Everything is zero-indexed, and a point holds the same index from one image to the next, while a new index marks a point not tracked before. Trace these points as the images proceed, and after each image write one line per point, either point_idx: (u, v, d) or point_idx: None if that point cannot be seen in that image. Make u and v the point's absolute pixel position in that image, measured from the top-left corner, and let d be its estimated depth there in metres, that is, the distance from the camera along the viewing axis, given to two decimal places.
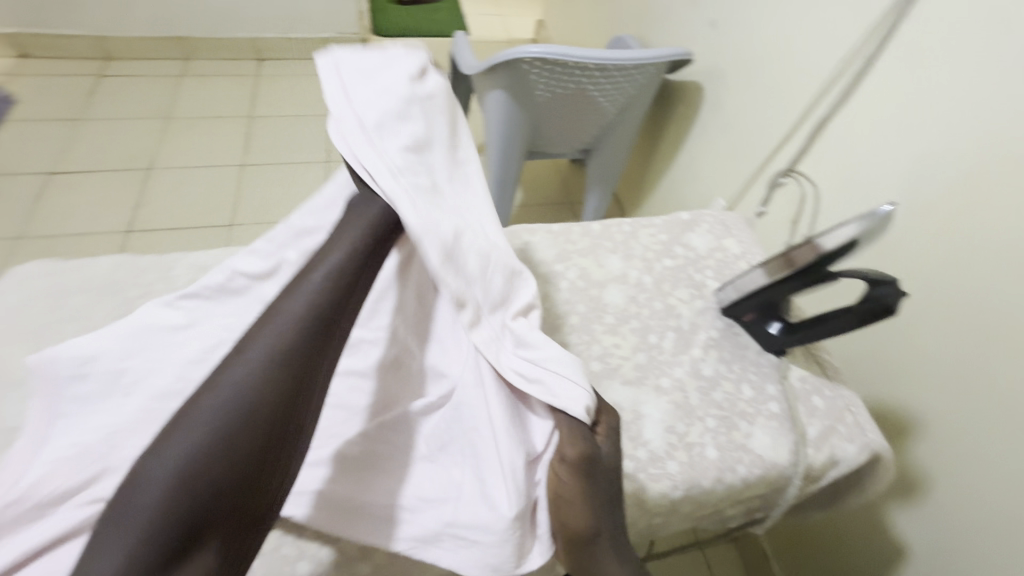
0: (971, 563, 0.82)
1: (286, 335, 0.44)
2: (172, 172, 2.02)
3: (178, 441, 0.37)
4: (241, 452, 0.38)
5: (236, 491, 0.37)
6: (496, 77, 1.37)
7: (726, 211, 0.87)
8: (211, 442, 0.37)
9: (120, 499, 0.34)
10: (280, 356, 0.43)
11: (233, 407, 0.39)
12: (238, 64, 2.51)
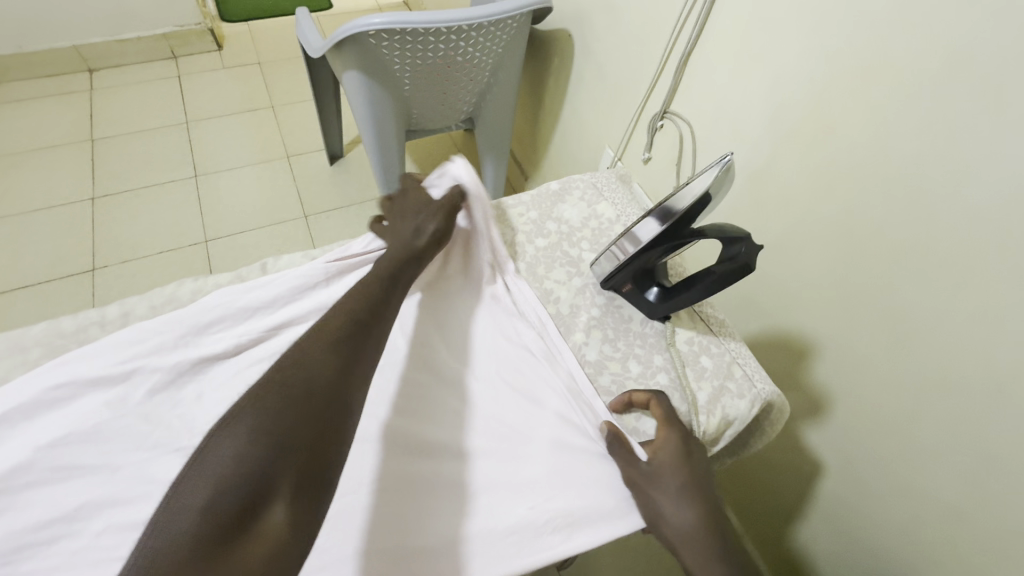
0: (876, 468, 0.86)
1: (326, 349, 0.54)
2: (7, 223, 1.74)
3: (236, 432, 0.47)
4: (287, 437, 0.47)
5: (287, 468, 0.46)
6: (345, 57, 1.23)
7: (600, 172, 0.82)
8: (265, 429, 0.47)
9: (195, 475, 0.44)
10: (322, 363, 0.52)
11: (279, 406, 0.48)
12: (65, 80, 2.16)
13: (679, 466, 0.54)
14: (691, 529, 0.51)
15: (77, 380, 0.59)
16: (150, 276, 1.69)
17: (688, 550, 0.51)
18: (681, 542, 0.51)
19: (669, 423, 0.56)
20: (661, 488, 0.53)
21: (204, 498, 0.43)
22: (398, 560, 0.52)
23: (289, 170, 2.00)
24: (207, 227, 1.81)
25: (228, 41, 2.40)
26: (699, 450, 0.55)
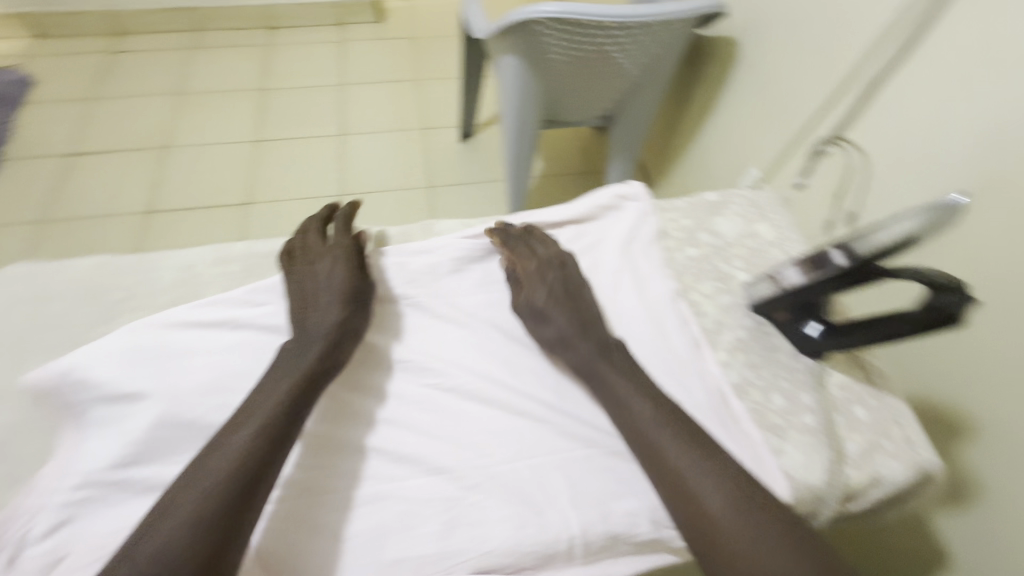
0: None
1: (292, 363, 0.55)
2: (186, 150, 2.00)
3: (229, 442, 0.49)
4: (267, 445, 0.49)
5: (260, 477, 0.47)
6: (507, 40, 1.26)
7: (761, 190, 0.78)
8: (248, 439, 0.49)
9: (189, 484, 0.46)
10: (293, 373, 0.54)
11: (264, 418, 0.50)
12: (248, 33, 2.44)
13: (614, 365, 0.55)
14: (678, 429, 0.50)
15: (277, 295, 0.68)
16: (290, 218, 1.86)
17: (661, 433, 0.50)
18: (652, 428, 0.50)
19: (576, 325, 0.58)
20: (622, 385, 0.54)
21: (146, 557, 0.41)
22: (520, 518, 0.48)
23: (422, 142, 2.11)
24: (343, 182, 1.97)
25: (387, 16, 2.57)
26: (597, 342, 0.57)
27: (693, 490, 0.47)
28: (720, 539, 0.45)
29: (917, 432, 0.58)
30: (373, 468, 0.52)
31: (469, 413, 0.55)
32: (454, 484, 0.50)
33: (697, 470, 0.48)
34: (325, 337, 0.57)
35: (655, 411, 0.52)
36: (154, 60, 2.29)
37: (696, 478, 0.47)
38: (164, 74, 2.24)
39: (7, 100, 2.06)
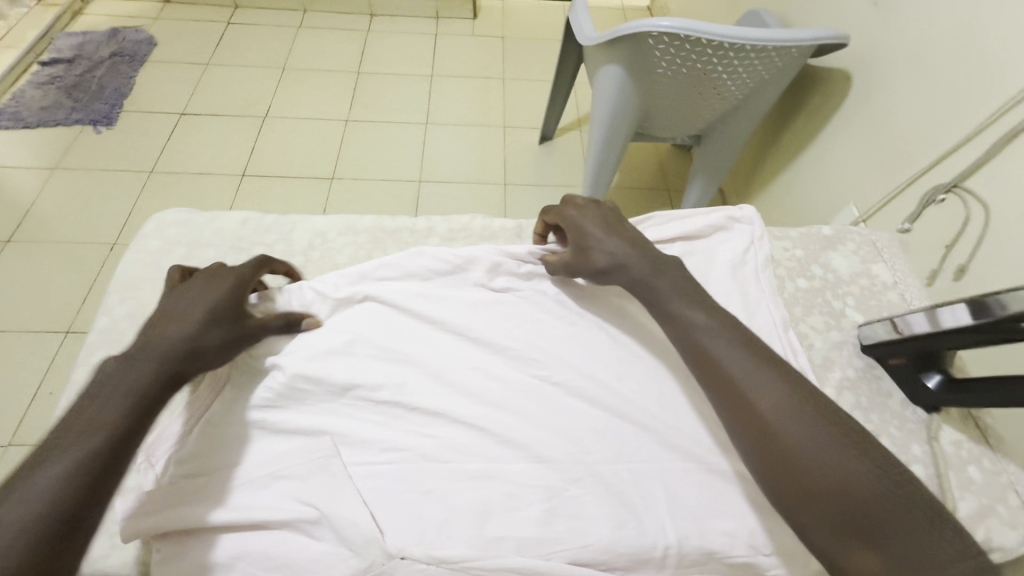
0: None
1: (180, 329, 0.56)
2: (283, 122, 2.12)
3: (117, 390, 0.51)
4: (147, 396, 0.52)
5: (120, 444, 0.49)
6: (616, 50, 1.27)
7: (878, 231, 0.76)
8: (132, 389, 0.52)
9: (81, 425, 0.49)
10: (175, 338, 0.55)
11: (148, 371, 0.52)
12: (350, 18, 2.55)
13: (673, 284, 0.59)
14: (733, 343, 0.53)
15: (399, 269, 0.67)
16: (370, 197, 1.94)
17: (716, 342, 0.54)
18: (709, 337, 0.54)
19: (631, 257, 0.61)
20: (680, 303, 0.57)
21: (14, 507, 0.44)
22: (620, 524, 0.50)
23: (502, 139, 2.15)
24: (423, 169, 2.03)
25: (482, 13, 2.63)
26: (652, 267, 0.60)
27: (748, 392, 0.50)
28: (774, 435, 0.48)
29: None
30: (483, 444, 0.55)
31: (577, 409, 0.57)
32: (557, 476, 0.53)
33: (750, 374, 0.51)
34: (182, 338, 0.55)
35: (712, 324, 0.55)
36: (263, 34, 2.43)
37: (752, 380, 0.51)
38: (270, 48, 2.37)
39: (133, 57, 2.24)
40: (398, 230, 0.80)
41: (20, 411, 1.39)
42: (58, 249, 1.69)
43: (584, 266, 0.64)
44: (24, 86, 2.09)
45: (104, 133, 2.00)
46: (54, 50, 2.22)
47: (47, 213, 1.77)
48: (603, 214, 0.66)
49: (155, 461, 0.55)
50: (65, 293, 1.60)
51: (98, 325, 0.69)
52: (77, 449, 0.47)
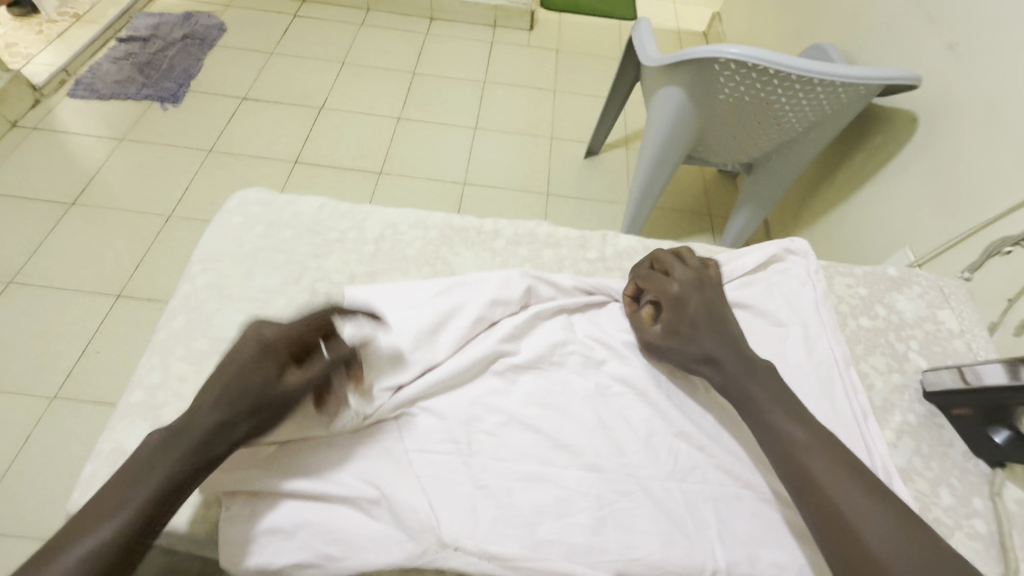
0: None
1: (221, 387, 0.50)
2: (339, 114, 2.18)
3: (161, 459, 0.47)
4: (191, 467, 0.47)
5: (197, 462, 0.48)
6: (679, 74, 1.28)
7: (945, 277, 0.75)
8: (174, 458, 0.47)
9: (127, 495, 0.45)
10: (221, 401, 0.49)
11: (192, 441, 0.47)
12: (410, 20, 2.62)
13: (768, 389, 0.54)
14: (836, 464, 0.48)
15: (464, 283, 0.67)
16: (416, 195, 1.98)
17: (816, 461, 0.48)
18: (807, 455, 0.49)
19: (727, 353, 0.57)
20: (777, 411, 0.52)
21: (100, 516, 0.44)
22: (670, 541, 0.50)
23: (548, 150, 2.18)
24: (469, 173, 2.06)
25: (538, 25, 2.67)
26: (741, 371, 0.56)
27: (852, 521, 0.45)
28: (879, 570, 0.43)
29: None
30: (539, 446, 0.56)
31: (631, 423, 0.58)
32: (607, 486, 0.53)
33: (853, 502, 0.46)
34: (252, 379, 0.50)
35: (814, 442, 0.50)
36: (326, 29, 2.51)
37: (857, 508, 0.45)
38: (332, 42, 2.45)
39: (204, 41, 2.34)
40: (464, 229, 0.82)
41: (68, 366, 1.45)
42: (117, 216, 1.77)
43: (683, 352, 0.59)
44: (102, 60, 2.20)
45: (170, 110, 2.09)
46: (131, 28, 2.33)
47: (112, 182, 1.85)
48: (707, 298, 0.62)
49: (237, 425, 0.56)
50: (120, 258, 1.67)
51: (180, 292, 0.72)
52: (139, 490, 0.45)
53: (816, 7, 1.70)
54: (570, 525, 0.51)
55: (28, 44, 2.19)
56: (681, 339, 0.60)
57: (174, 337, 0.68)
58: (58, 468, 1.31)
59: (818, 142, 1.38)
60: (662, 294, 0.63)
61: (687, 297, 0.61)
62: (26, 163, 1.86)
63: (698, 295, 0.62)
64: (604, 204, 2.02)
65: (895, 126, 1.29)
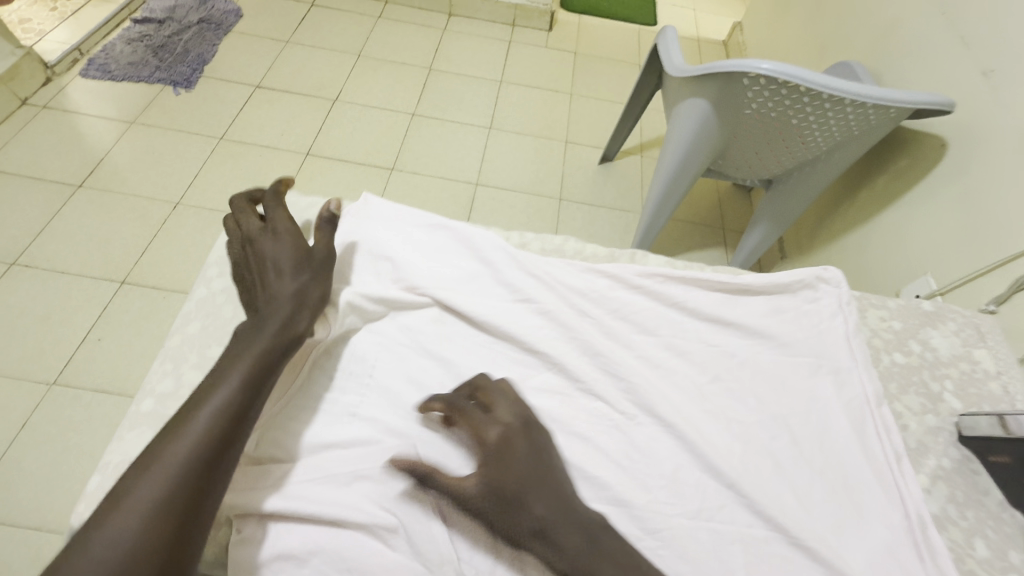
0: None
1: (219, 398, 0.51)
2: (353, 107, 2.16)
3: (150, 480, 0.45)
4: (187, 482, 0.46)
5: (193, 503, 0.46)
6: (705, 86, 1.26)
7: (982, 314, 0.72)
8: (169, 467, 0.46)
9: (118, 515, 0.43)
10: (204, 417, 0.49)
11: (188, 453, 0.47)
12: (429, 15, 2.59)
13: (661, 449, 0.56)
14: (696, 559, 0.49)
15: (497, 268, 0.69)
16: (427, 193, 1.95)
17: None
18: None
19: (560, 521, 0.48)
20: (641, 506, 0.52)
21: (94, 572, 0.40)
22: None
23: (563, 154, 2.15)
24: (481, 173, 2.04)
25: (557, 27, 2.65)
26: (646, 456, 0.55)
27: None
28: None
29: None
30: None
31: (657, 455, 0.56)
32: (633, 523, 0.52)
33: None
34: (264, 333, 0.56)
35: None
36: (343, 20, 2.48)
37: None
38: (348, 34, 2.43)
39: (219, 26, 2.31)
40: None
41: (69, 352, 1.43)
42: (125, 201, 1.75)
43: (513, 525, 0.48)
44: (115, 40, 2.17)
45: (182, 95, 2.07)
46: (146, 9, 2.30)
47: (120, 165, 1.83)
48: (531, 440, 0.53)
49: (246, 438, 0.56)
50: (126, 244, 1.65)
51: (196, 296, 0.71)
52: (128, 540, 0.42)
53: (843, 23, 1.68)
54: None
55: (41, 21, 2.17)
56: (515, 497, 0.49)
57: (188, 344, 0.66)
58: (54, 456, 1.29)
59: (840, 161, 1.35)
60: (479, 441, 0.53)
61: (509, 442, 0.52)
62: (36, 143, 1.84)
63: (523, 437, 0.53)
64: (617, 212, 2.00)
65: (922, 150, 1.27)
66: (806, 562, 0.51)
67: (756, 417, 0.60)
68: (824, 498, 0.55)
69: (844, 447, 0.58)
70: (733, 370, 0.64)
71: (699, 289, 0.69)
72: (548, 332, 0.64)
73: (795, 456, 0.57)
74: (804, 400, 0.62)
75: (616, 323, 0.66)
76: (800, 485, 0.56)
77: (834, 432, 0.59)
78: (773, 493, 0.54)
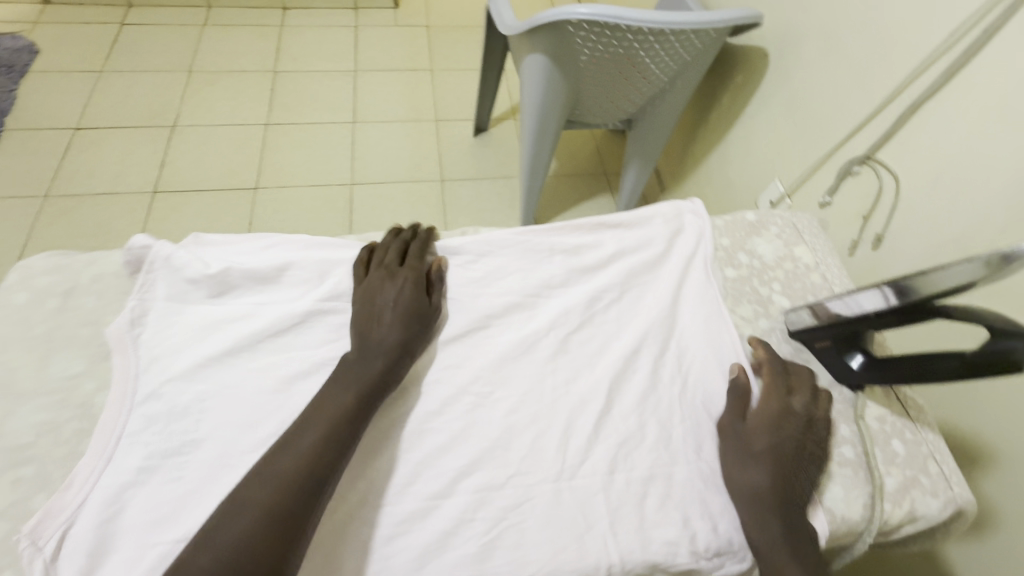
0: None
1: (387, 320, 0.57)
2: (196, 130, 1.96)
3: (355, 372, 0.53)
4: (361, 410, 0.51)
5: (376, 386, 0.52)
6: (538, 39, 1.24)
7: (799, 212, 0.77)
8: (369, 367, 0.53)
9: (331, 397, 0.51)
10: (394, 310, 0.57)
11: (365, 381, 0.52)
12: (262, 14, 2.38)
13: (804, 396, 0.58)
14: (753, 479, 0.53)
15: None
16: (300, 204, 1.83)
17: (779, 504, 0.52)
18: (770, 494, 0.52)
19: (545, 529, 0.51)
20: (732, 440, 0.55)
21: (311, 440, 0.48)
22: (564, 545, 0.50)
23: (435, 134, 2.08)
24: (355, 171, 1.94)
25: (403, 2, 2.52)
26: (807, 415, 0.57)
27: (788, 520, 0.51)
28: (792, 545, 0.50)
29: (949, 463, 0.58)
30: (423, 478, 0.52)
31: (514, 432, 0.56)
32: (496, 506, 0.51)
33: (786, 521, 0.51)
34: (419, 287, 0.60)
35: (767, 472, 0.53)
36: (164, 35, 2.23)
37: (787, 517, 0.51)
38: (174, 49, 2.18)
39: (12, 69, 2.01)
40: None
41: None
42: None
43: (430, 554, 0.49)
44: None
45: None
46: None
47: None
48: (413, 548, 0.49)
49: (44, 543, 0.46)
50: None
51: None
52: (340, 403, 0.50)
53: None
54: (460, 557, 0.49)
55: None
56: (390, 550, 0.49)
57: None
58: None
59: (683, 87, 1.39)
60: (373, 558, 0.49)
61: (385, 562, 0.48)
62: None
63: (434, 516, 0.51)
64: (498, 180, 1.98)
65: (750, 64, 1.33)
66: (669, 490, 0.54)
67: (613, 367, 0.60)
68: (675, 432, 0.57)
69: (689, 374, 0.61)
70: (584, 324, 0.63)
71: (543, 251, 0.67)
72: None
73: (651, 392, 0.59)
74: (653, 339, 0.63)
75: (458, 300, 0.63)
76: (655, 422, 0.57)
77: (677, 360, 0.62)
78: (627, 432, 0.56)
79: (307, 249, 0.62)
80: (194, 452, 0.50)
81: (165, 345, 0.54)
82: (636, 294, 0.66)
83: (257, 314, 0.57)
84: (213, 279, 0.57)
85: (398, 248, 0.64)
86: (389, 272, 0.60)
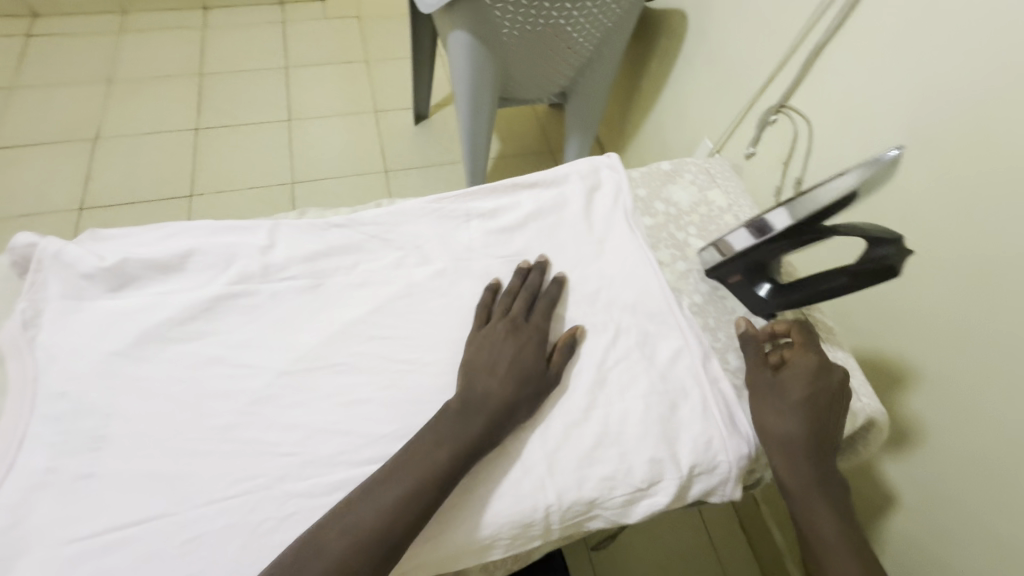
0: (959, 516, 0.79)
1: (499, 375, 0.54)
2: (122, 141, 1.87)
3: (452, 427, 0.51)
4: (455, 467, 0.49)
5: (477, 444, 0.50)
6: (457, 15, 1.23)
7: (713, 158, 0.79)
8: (468, 425, 0.51)
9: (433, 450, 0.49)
10: (507, 368, 0.55)
11: (461, 437, 0.50)
12: (182, 16, 2.28)
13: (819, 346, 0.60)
14: (786, 427, 0.55)
15: None
16: (241, 208, 1.78)
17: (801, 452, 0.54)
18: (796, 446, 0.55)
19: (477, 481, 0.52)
20: (767, 388, 0.58)
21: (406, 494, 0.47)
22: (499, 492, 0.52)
23: (376, 125, 2.05)
24: (295, 169, 1.89)
25: None
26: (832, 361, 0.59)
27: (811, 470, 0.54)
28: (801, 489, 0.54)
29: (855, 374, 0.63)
30: (348, 447, 0.51)
31: (440, 392, 0.56)
32: None
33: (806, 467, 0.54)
34: (533, 348, 0.57)
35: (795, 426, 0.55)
36: (77, 45, 2.11)
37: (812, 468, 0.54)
38: (90, 59, 2.08)
39: None
40: None
41: None
42: None
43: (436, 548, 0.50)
44: None
45: None
46: None
47: None
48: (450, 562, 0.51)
49: None
50: None
51: None
52: (439, 457, 0.49)
53: None
54: None
55: None
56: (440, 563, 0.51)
57: None
58: None
59: (609, 54, 1.40)
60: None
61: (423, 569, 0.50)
62: None
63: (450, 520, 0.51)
64: (443, 167, 1.97)
65: (672, 25, 1.35)
66: (605, 427, 0.56)
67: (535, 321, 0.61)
68: (597, 375, 0.59)
69: (607, 320, 0.62)
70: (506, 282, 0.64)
71: (460, 216, 0.67)
72: (312, 303, 0.59)
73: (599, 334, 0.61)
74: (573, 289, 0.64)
75: (375, 268, 0.62)
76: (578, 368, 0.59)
77: (598, 309, 0.63)
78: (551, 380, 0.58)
79: (212, 233, 0.61)
80: (103, 447, 0.49)
81: (63, 344, 0.52)
82: (554, 248, 0.67)
83: (163, 304, 0.56)
84: (110, 272, 0.55)
85: (524, 298, 0.61)
86: (505, 329, 0.58)
